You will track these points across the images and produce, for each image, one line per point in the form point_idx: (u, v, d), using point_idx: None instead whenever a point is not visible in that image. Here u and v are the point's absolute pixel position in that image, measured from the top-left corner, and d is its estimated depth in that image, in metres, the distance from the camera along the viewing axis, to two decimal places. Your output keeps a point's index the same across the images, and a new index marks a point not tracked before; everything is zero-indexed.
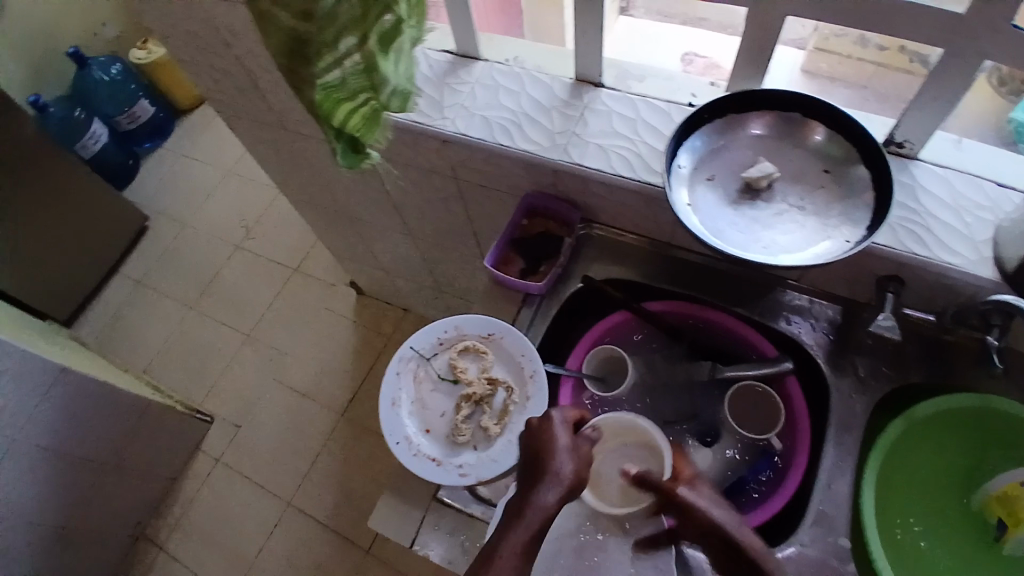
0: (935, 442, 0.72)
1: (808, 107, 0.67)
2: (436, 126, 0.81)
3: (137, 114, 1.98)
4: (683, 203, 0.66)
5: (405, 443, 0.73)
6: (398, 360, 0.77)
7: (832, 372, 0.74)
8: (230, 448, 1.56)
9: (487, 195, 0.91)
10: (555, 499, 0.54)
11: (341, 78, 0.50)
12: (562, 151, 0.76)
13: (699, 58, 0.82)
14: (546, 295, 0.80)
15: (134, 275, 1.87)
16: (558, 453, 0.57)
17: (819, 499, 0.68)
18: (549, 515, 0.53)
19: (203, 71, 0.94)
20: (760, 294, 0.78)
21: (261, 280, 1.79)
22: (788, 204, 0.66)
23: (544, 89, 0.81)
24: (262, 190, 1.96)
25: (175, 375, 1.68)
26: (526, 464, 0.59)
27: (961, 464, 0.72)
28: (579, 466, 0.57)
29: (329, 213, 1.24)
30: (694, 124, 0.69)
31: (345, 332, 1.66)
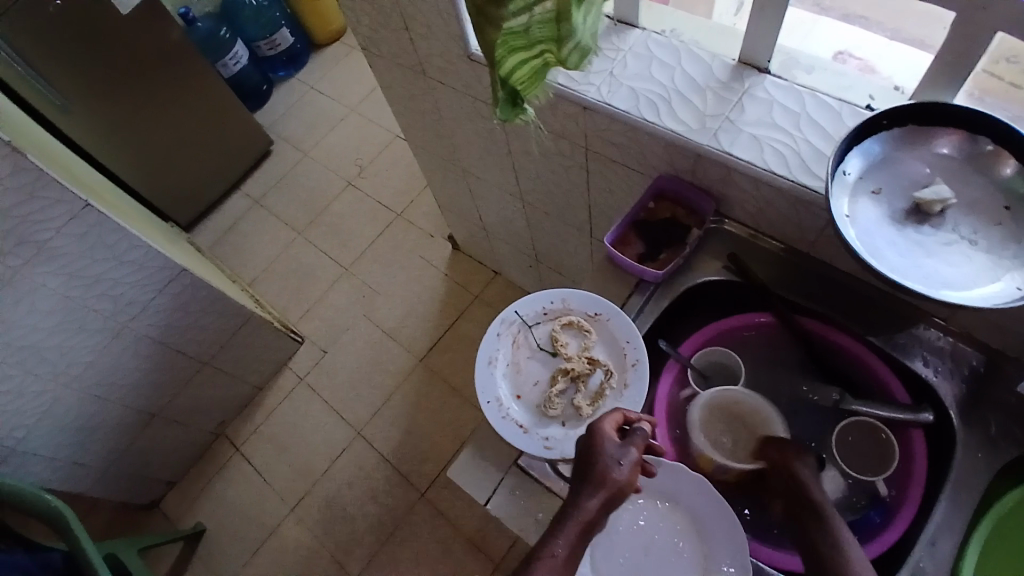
0: None
1: (1006, 133, 0.59)
2: (579, 90, 0.78)
3: (277, 41, 2.07)
4: (841, 213, 0.60)
5: (496, 404, 0.73)
6: (500, 321, 0.77)
7: (962, 425, 0.66)
8: (313, 371, 1.64)
9: (615, 171, 0.88)
10: (597, 505, 0.58)
11: (526, 26, 0.49)
12: (710, 136, 0.72)
13: (853, 60, 0.74)
14: (661, 285, 0.77)
15: (252, 194, 1.99)
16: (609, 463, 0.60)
17: (920, 554, 0.62)
18: (587, 520, 0.57)
19: (359, 4, 0.96)
20: (896, 325, 0.72)
21: (365, 219, 1.85)
22: (958, 235, 0.59)
23: (701, 67, 0.76)
24: (379, 131, 2.01)
25: (275, 293, 1.78)
26: (577, 463, 0.62)
27: None
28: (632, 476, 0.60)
29: (446, 163, 1.25)
30: (870, 129, 0.62)
31: (435, 282, 1.69)
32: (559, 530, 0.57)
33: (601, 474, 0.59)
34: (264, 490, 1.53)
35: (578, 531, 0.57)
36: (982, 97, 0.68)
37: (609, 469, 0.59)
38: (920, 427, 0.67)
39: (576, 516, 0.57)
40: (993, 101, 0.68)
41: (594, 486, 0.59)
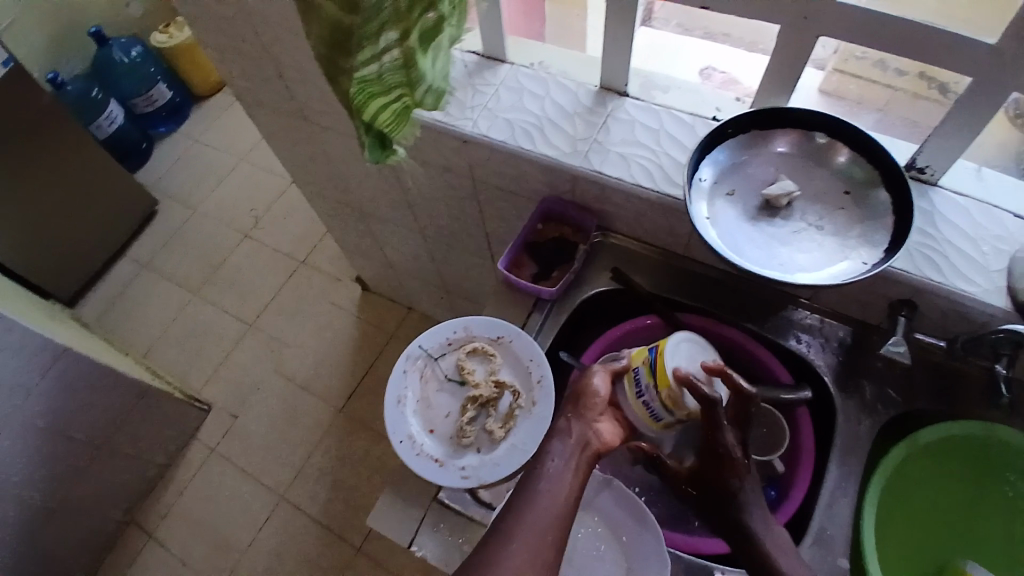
0: (937, 468, 0.71)
1: (832, 130, 0.67)
2: (457, 125, 0.81)
3: (154, 97, 1.99)
4: (702, 216, 0.66)
5: (409, 442, 0.72)
6: (405, 357, 0.77)
7: (839, 393, 0.73)
8: (225, 437, 1.55)
9: (504, 198, 0.90)
10: (586, 426, 0.64)
11: (378, 73, 0.51)
12: (583, 157, 0.76)
13: (718, 73, 0.82)
14: (557, 301, 0.80)
15: (140, 258, 1.87)
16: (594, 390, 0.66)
17: (820, 517, 0.67)
18: (580, 438, 0.63)
19: (229, 57, 0.95)
20: (771, 311, 0.78)
21: (266, 270, 1.79)
22: (806, 223, 0.66)
23: (568, 95, 0.81)
24: (273, 179, 1.97)
25: (175, 360, 1.68)
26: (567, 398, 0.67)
27: (955, 491, 0.72)
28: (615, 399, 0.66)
29: (341, 206, 1.24)
30: (718, 138, 0.68)
31: (348, 326, 1.66)
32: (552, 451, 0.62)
33: (585, 397, 0.65)
34: (184, 574, 1.41)
35: (573, 448, 0.62)
36: (832, 93, 0.78)
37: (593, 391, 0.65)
38: (804, 405, 0.73)
39: (568, 437, 0.63)
40: (842, 94, 0.78)
41: (581, 409, 0.64)
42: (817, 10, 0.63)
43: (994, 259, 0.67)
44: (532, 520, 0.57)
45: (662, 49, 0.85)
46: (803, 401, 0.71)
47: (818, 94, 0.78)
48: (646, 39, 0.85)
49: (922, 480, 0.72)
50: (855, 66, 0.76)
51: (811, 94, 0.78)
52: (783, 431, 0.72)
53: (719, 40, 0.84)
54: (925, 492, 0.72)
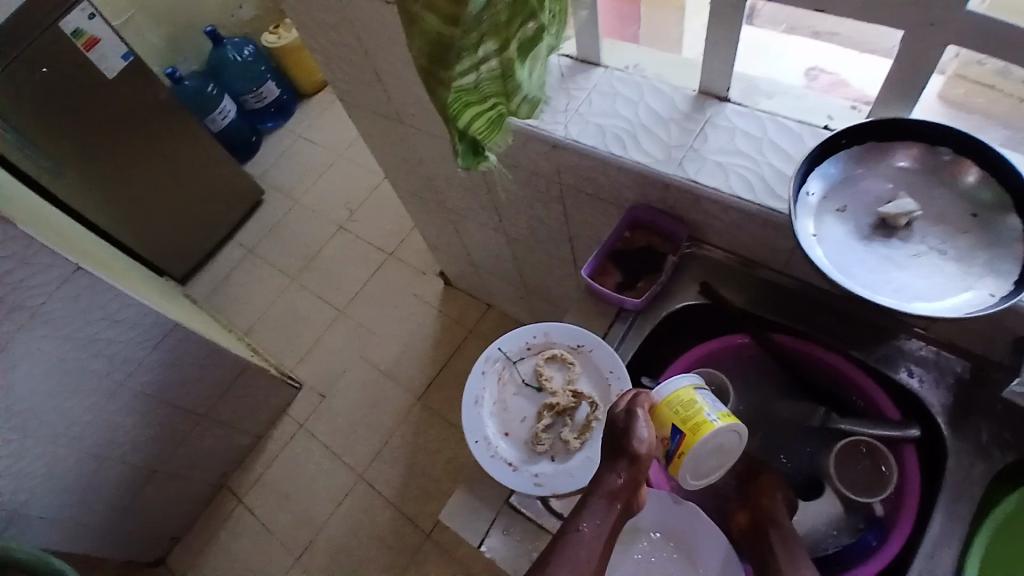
0: None
1: (964, 144, 0.60)
2: (548, 129, 0.81)
3: (264, 94, 2.13)
4: (807, 233, 0.61)
5: (484, 443, 0.73)
6: (485, 359, 0.78)
7: (952, 433, 0.66)
8: (311, 417, 1.64)
9: (591, 204, 0.89)
10: (623, 479, 0.61)
11: (475, 83, 0.51)
12: (677, 165, 0.74)
13: (825, 74, 0.77)
14: (642, 312, 0.78)
15: (245, 244, 2.01)
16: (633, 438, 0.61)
17: (919, 565, 0.62)
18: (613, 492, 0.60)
19: (332, 61, 1.00)
20: (878, 339, 0.72)
21: (356, 261, 1.87)
22: (926, 246, 0.60)
23: (664, 100, 0.79)
24: (367, 174, 2.05)
25: (270, 341, 1.79)
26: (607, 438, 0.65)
27: None
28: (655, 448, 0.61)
29: (430, 204, 1.27)
30: (830, 149, 0.63)
31: (429, 319, 1.70)
32: (586, 507, 0.60)
33: (620, 445, 0.62)
34: (269, 540, 1.51)
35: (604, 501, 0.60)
36: (952, 100, 0.71)
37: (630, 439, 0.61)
38: (912, 443, 0.67)
39: (601, 489, 0.61)
40: (967, 102, 0.70)
41: (615, 459, 0.62)
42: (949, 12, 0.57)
43: None
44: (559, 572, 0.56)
45: (763, 50, 0.81)
46: (912, 439, 0.65)
47: (934, 101, 0.71)
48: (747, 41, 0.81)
49: None
50: (978, 73, 0.69)
51: (927, 102, 0.71)
52: (888, 467, 0.66)
53: (827, 38, 0.77)
54: None
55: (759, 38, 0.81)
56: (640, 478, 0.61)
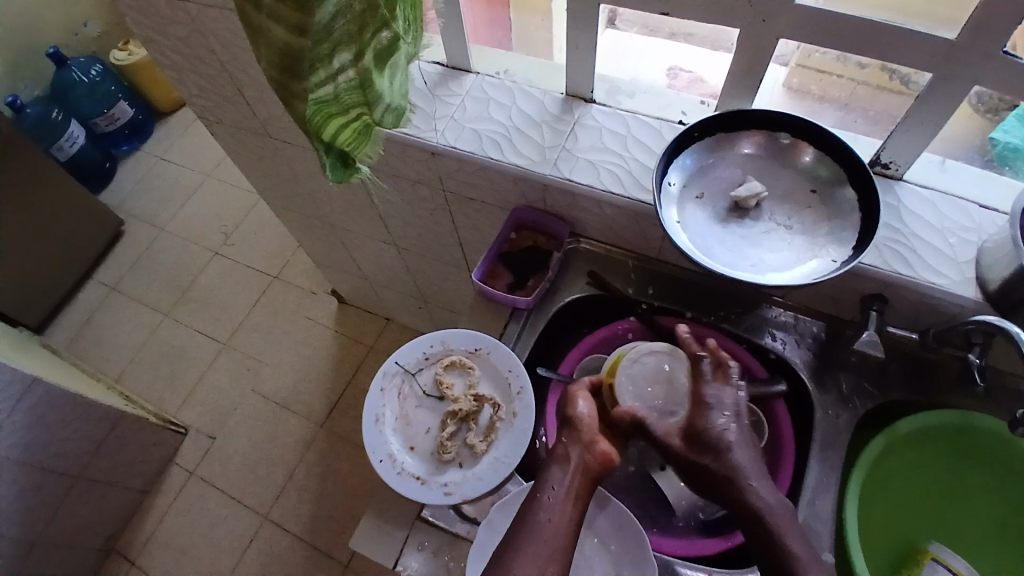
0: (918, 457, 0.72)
1: (796, 128, 0.67)
2: (423, 137, 0.80)
3: (116, 116, 1.94)
4: (673, 220, 0.66)
5: (389, 461, 0.71)
6: (382, 375, 0.76)
7: (816, 389, 0.74)
8: (204, 461, 1.52)
9: (475, 208, 0.90)
10: (578, 447, 0.63)
11: (334, 93, 0.50)
12: (552, 165, 0.76)
13: (684, 73, 0.82)
14: (534, 310, 0.80)
15: (108, 281, 1.82)
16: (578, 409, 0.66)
17: (804, 514, 0.68)
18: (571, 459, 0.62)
19: (186, 76, 0.93)
20: (745, 310, 0.78)
21: (238, 287, 1.76)
22: (775, 223, 0.66)
23: (535, 103, 0.81)
24: (241, 195, 1.93)
25: (149, 384, 1.64)
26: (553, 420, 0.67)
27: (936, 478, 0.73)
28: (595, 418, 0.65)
29: (312, 221, 1.22)
30: (685, 142, 0.68)
31: (325, 341, 1.63)
32: (550, 475, 0.61)
33: (568, 418, 0.65)
34: None
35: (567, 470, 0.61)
36: (799, 87, 0.79)
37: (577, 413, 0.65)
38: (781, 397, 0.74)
39: (558, 458, 0.62)
40: (803, 89, 0.79)
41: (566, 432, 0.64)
42: (779, 11, 0.63)
43: (962, 251, 0.68)
44: (531, 540, 0.56)
45: (626, 50, 0.84)
46: (777, 394, 0.73)
47: (783, 89, 0.80)
48: (611, 40, 0.84)
49: (904, 470, 0.73)
50: (817, 62, 0.76)
51: (778, 91, 0.79)
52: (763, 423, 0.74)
53: (685, 38, 0.82)
54: (907, 481, 0.73)
55: (622, 39, 0.85)
56: (588, 440, 0.63)
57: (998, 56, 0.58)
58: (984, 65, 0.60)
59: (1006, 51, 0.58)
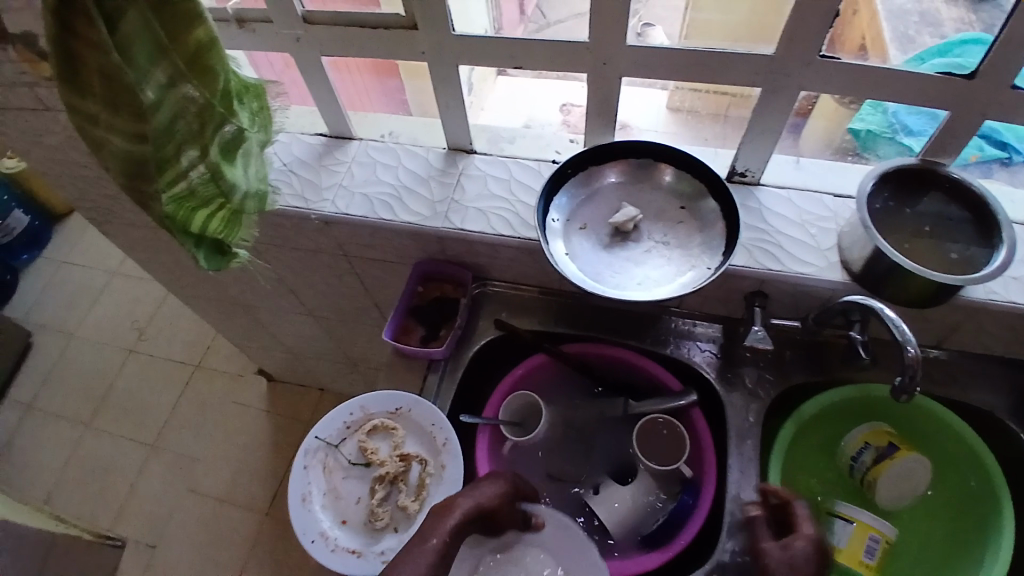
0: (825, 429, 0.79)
1: (657, 152, 0.73)
2: (315, 208, 0.82)
3: (11, 226, 1.87)
4: (560, 253, 0.69)
5: (322, 539, 0.70)
6: (304, 452, 0.74)
7: (723, 388, 0.78)
8: (146, 573, 1.42)
9: (379, 268, 0.91)
10: (470, 506, 0.63)
11: (189, 188, 0.51)
12: (443, 218, 0.79)
13: (574, 108, 0.83)
14: (450, 359, 0.81)
15: (18, 400, 1.71)
16: (489, 479, 0.65)
17: (732, 511, 0.71)
18: (462, 518, 0.62)
19: (66, 182, 0.92)
20: (648, 325, 0.82)
21: (161, 383, 1.68)
22: (653, 241, 0.71)
23: (419, 161, 0.84)
24: (153, 287, 1.87)
25: (75, 503, 1.53)
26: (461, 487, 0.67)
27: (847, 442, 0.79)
28: (502, 491, 0.65)
29: (223, 305, 1.20)
30: (560, 180, 0.72)
31: (260, 423, 1.58)
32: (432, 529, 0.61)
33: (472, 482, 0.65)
34: None
35: (450, 529, 0.61)
36: (683, 110, 0.84)
37: (486, 484, 0.65)
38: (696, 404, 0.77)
39: (448, 513, 0.62)
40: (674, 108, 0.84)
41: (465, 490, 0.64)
42: (622, 50, 0.68)
43: (824, 239, 0.75)
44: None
45: (510, 97, 0.87)
46: (693, 403, 0.75)
47: (669, 113, 0.85)
48: (507, 87, 0.87)
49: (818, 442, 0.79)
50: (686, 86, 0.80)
51: (664, 116, 0.85)
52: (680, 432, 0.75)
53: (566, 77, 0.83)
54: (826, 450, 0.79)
55: (500, 87, 0.87)
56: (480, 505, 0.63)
57: (816, 61, 0.65)
58: (806, 71, 0.67)
59: (823, 56, 0.65)
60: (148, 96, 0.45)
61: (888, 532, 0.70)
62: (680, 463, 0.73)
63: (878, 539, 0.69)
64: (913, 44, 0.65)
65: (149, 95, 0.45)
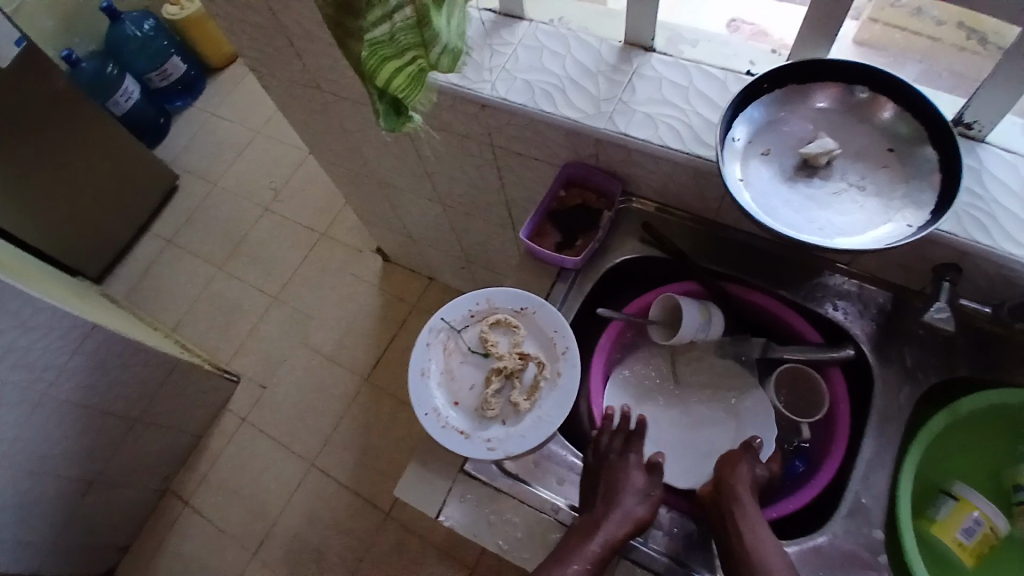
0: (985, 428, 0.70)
1: (876, 80, 0.62)
2: (474, 89, 0.78)
3: (169, 71, 1.97)
4: (735, 177, 0.62)
5: (434, 414, 0.72)
6: (428, 330, 0.76)
7: (877, 361, 0.70)
8: (255, 408, 1.58)
9: (523, 164, 0.88)
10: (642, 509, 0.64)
11: (389, 34, 0.49)
12: (607, 119, 0.73)
13: (746, 25, 0.78)
14: (582, 270, 0.78)
15: (164, 234, 1.89)
16: (637, 473, 0.66)
17: (857, 489, 0.66)
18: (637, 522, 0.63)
19: (237, 27, 0.93)
20: (805, 276, 0.75)
21: (287, 243, 1.79)
22: (846, 183, 0.62)
23: (590, 54, 0.77)
24: (290, 152, 1.95)
25: (203, 333, 1.71)
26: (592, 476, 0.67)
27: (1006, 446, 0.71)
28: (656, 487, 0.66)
29: (359, 177, 1.22)
30: (752, 94, 0.64)
31: (370, 298, 1.66)
32: (606, 526, 0.62)
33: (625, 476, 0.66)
34: (221, 538, 1.46)
35: (628, 531, 0.62)
36: (867, 44, 0.73)
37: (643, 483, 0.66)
38: (839, 367, 0.71)
39: (626, 517, 0.63)
40: (880, 42, 0.73)
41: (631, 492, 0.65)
42: None
43: None
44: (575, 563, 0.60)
45: (683, 1, 0.81)
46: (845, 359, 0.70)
47: (852, 45, 0.74)
48: None
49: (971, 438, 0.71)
50: (894, 15, 0.72)
51: (845, 45, 0.74)
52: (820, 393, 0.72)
53: None
54: (976, 447, 0.72)
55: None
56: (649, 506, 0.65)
57: None
58: None
59: None
60: None
61: (995, 521, 0.66)
62: (807, 421, 0.70)
63: (978, 522, 0.65)
64: None
65: None
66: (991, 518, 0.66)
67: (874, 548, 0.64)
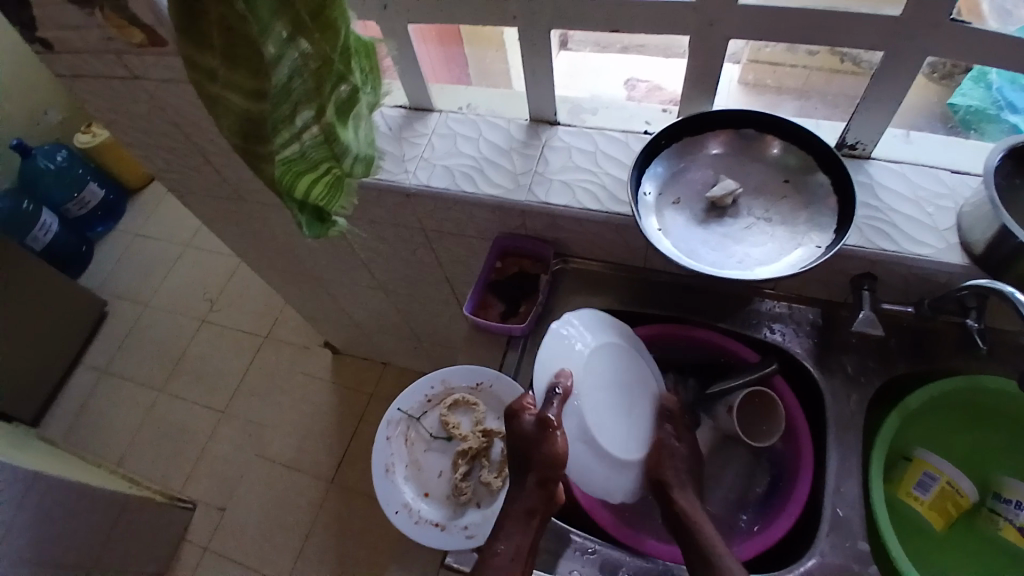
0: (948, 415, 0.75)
1: (760, 122, 0.68)
2: (399, 180, 0.81)
3: (87, 199, 1.93)
4: (654, 228, 0.66)
5: (405, 511, 0.71)
6: (387, 423, 0.75)
7: (821, 374, 0.74)
8: (216, 534, 1.48)
9: (456, 242, 0.90)
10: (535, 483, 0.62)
11: (301, 152, 0.53)
12: (527, 191, 0.76)
13: (641, 82, 0.83)
14: (530, 335, 0.78)
15: (98, 364, 1.79)
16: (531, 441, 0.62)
17: (832, 503, 0.67)
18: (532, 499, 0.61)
19: (152, 152, 0.93)
20: (736, 306, 0.78)
21: (231, 353, 1.74)
22: (754, 217, 0.67)
23: (501, 133, 0.82)
24: (222, 261, 1.92)
25: (149, 463, 1.60)
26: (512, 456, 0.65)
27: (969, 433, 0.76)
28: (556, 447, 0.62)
29: (295, 277, 1.21)
30: (653, 151, 0.69)
31: (324, 395, 1.61)
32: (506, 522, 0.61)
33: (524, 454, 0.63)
34: None
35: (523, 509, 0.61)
36: (754, 83, 0.80)
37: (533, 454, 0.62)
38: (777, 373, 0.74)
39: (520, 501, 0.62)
40: (761, 84, 0.80)
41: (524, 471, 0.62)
42: (730, 12, 0.64)
43: (942, 218, 0.69)
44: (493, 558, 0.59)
45: (583, 68, 0.86)
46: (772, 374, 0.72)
47: (739, 86, 0.80)
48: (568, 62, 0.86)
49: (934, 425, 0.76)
50: (768, 55, 0.79)
51: (731, 88, 0.80)
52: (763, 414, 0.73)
53: (639, 50, 0.83)
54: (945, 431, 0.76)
55: (578, 59, 0.86)
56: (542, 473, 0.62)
57: (945, 24, 0.59)
58: (933, 35, 0.60)
59: (953, 18, 0.59)
60: (270, 52, 0.46)
61: (955, 478, 0.71)
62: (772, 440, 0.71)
63: (933, 476, 0.71)
64: (1011, 17, 0.61)
65: (271, 50, 0.46)
66: (949, 475, 0.71)
67: (861, 558, 0.64)
